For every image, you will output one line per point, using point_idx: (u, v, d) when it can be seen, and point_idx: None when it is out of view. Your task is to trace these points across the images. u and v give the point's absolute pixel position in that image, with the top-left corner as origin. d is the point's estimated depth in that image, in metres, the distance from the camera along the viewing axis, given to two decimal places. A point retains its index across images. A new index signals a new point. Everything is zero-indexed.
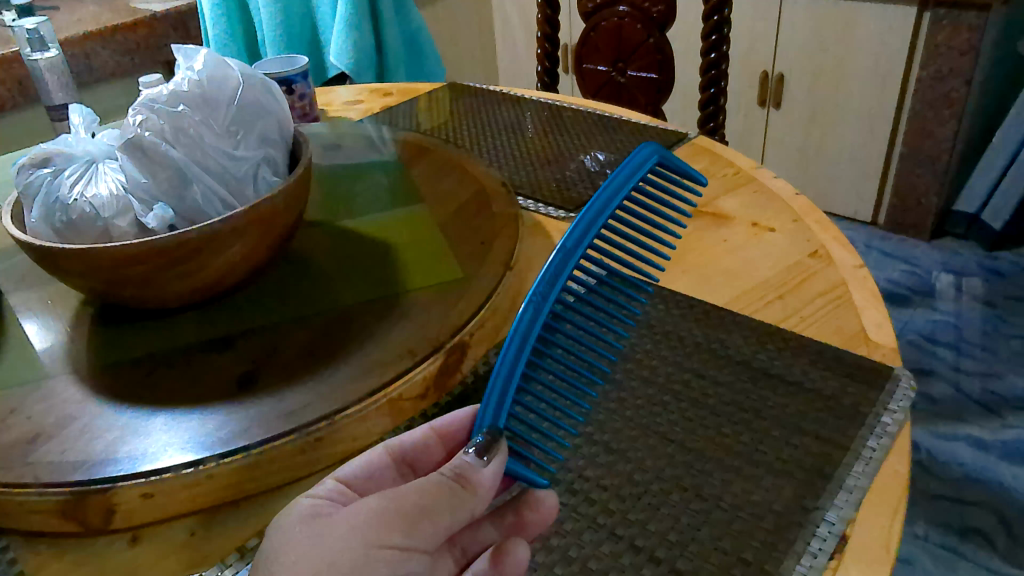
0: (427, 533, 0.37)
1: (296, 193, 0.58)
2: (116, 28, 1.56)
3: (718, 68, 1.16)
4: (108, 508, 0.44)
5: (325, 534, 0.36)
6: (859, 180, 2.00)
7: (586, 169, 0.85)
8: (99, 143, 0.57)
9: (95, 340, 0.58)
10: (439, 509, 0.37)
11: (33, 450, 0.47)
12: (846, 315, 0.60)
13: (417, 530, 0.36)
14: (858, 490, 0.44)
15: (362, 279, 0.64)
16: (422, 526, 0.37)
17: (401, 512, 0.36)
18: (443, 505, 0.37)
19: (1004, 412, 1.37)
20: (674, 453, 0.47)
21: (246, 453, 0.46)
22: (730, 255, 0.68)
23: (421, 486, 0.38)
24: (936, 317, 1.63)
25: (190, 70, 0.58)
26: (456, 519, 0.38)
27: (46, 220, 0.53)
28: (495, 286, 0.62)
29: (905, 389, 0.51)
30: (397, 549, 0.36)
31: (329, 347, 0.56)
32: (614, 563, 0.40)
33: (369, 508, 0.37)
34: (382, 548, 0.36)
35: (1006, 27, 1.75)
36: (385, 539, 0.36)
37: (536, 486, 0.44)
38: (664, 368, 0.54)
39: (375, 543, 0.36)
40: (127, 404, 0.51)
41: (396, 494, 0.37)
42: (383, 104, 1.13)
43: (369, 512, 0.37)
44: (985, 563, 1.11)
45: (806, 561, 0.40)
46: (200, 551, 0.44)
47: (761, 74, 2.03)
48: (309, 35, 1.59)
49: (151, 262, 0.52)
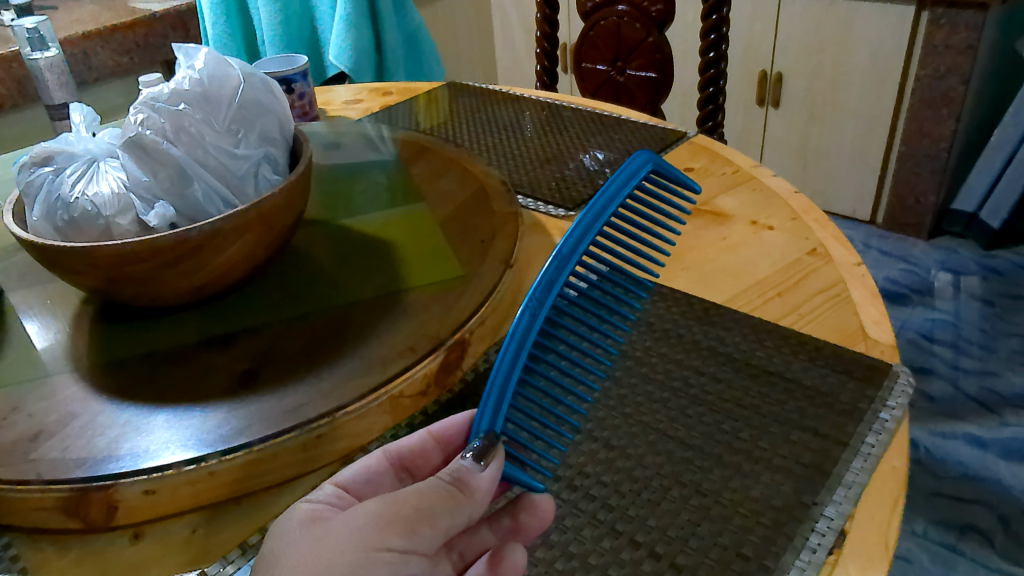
0: (426, 538, 0.37)
1: (296, 192, 0.58)
2: (116, 28, 1.57)
3: (717, 67, 1.16)
4: (110, 505, 0.44)
5: (324, 537, 0.37)
6: (857, 179, 2.01)
7: (585, 168, 0.85)
8: (100, 142, 0.57)
9: (96, 338, 0.58)
10: (437, 512, 0.37)
11: (35, 447, 0.47)
12: (844, 312, 0.60)
13: (416, 533, 0.37)
14: (857, 485, 0.44)
15: (361, 278, 0.64)
16: (421, 529, 0.37)
17: (400, 512, 0.37)
18: (442, 508, 0.38)
19: (1002, 410, 1.37)
20: (674, 449, 0.47)
21: (248, 449, 0.47)
22: (729, 253, 0.69)
23: (418, 490, 0.38)
24: (935, 316, 1.64)
25: (190, 69, 0.58)
26: (453, 523, 0.38)
27: (48, 219, 0.53)
28: (495, 285, 0.62)
29: (904, 385, 0.51)
30: (395, 551, 0.36)
31: (330, 345, 0.56)
32: (614, 558, 0.41)
33: (368, 511, 0.37)
34: (381, 550, 0.36)
35: (1004, 26, 1.75)
36: (383, 542, 0.36)
37: (534, 490, 0.44)
38: (664, 365, 0.54)
39: (374, 546, 0.36)
40: (128, 401, 0.51)
41: (394, 497, 0.37)
42: (383, 103, 1.13)
43: (367, 515, 0.37)
44: (983, 561, 1.11)
45: (805, 555, 0.40)
46: (202, 547, 0.44)
47: (760, 74, 2.03)
48: (308, 34, 1.59)
49: (152, 260, 0.52)
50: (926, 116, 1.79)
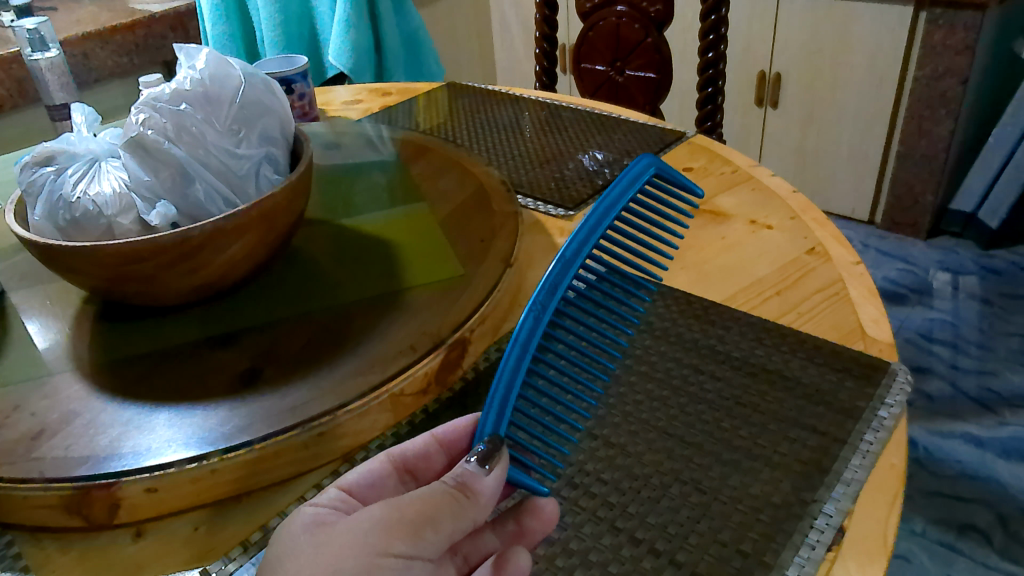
0: (430, 542, 0.37)
1: (297, 191, 0.58)
2: (116, 28, 1.57)
3: (716, 68, 1.16)
4: (112, 504, 0.44)
5: (330, 540, 0.37)
6: (856, 180, 2.01)
7: (584, 168, 0.85)
8: (102, 142, 0.58)
9: (98, 338, 0.58)
10: (441, 516, 0.38)
11: (37, 445, 0.48)
12: (843, 310, 0.60)
13: (420, 538, 0.37)
14: (855, 483, 0.44)
15: (363, 277, 0.65)
16: (425, 535, 0.37)
17: (406, 516, 0.37)
18: (445, 513, 0.38)
19: (1000, 410, 1.38)
20: (673, 446, 0.47)
21: (250, 448, 0.46)
22: (728, 252, 0.69)
23: (424, 495, 0.38)
24: (933, 315, 1.64)
25: (191, 69, 0.58)
26: (459, 527, 0.38)
27: (50, 218, 0.53)
28: (496, 284, 0.62)
29: (902, 384, 0.51)
30: (399, 557, 0.36)
31: (330, 344, 0.56)
32: (614, 555, 0.41)
33: (373, 515, 0.37)
34: (386, 555, 0.36)
35: (1001, 27, 1.76)
36: (387, 547, 0.36)
37: (538, 494, 0.44)
38: (663, 364, 0.54)
39: (378, 551, 0.36)
40: (129, 400, 0.51)
41: (398, 501, 0.38)
42: (383, 104, 1.13)
43: (372, 519, 0.37)
44: (982, 560, 1.11)
45: (804, 552, 0.40)
46: (204, 545, 0.44)
47: (759, 75, 2.04)
48: (307, 34, 1.59)
49: (154, 260, 0.52)
50: (923, 116, 1.79)
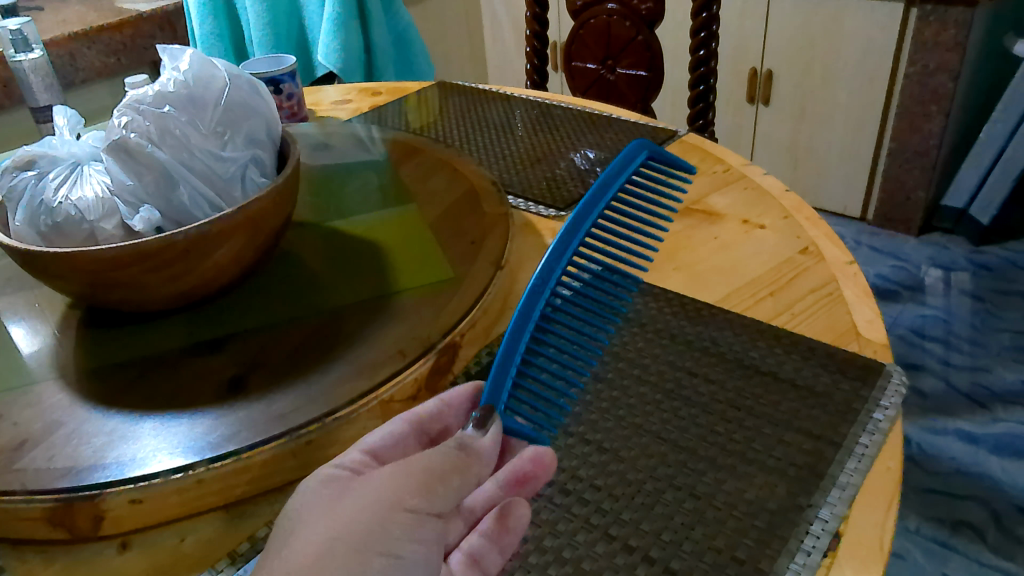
0: (442, 496, 0.37)
1: (284, 194, 0.57)
2: (102, 28, 1.55)
3: (707, 65, 1.15)
4: (96, 515, 0.43)
5: (342, 499, 0.37)
6: (848, 177, 2.01)
7: (576, 167, 0.85)
8: (85, 145, 0.57)
9: (83, 343, 0.57)
10: (448, 473, 0.38)
11: (19, 456, 0.47)
12: (838, 311, 0.60)
13: (432, 492, 0.37)
14: (850, 487, 0.44)
15: (351, 279, 0.64)
16: (437, 489, 0.37)
17: (417, 472, 0.37)
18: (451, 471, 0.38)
19: (993, 406, 1.38)
20: (666, 451, 0.47)
21: (236, 457, 0.46)
22: (720, 253, 0.68)
23: (431, 455, 0.39)
24: (926, 312, 1.64)
25: (175, 70, 0.57)
26: (467, 480, 0.39)
27: (31, 224, 0.52)
28: (486, 287, 0.61)
29: (896, 386, 0.51)
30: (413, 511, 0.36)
31: (318, 348, 0.55)
32: (608, 563, 0.40)
33: (383, 472, 0.37)
34: (400, 510, 0.36)
35: (992, 22, 1.76)
36: (401, 502, 0.36)
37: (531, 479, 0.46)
38: (655, 367, 0.54)
39: (394, 506, 0.36)
40: (114, 409, 0.50)
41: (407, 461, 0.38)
42: (372, 104, 1.12)
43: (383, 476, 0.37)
44: (975, 556, 1.12)
45: (800, 558, 0.40)
46: (189, 558, 0.43)
47: (750, 72, 2.04)
48: (296, 34, 1.58)
49: (139, 265, 0.51)
50: (915, 113, 1.79)
